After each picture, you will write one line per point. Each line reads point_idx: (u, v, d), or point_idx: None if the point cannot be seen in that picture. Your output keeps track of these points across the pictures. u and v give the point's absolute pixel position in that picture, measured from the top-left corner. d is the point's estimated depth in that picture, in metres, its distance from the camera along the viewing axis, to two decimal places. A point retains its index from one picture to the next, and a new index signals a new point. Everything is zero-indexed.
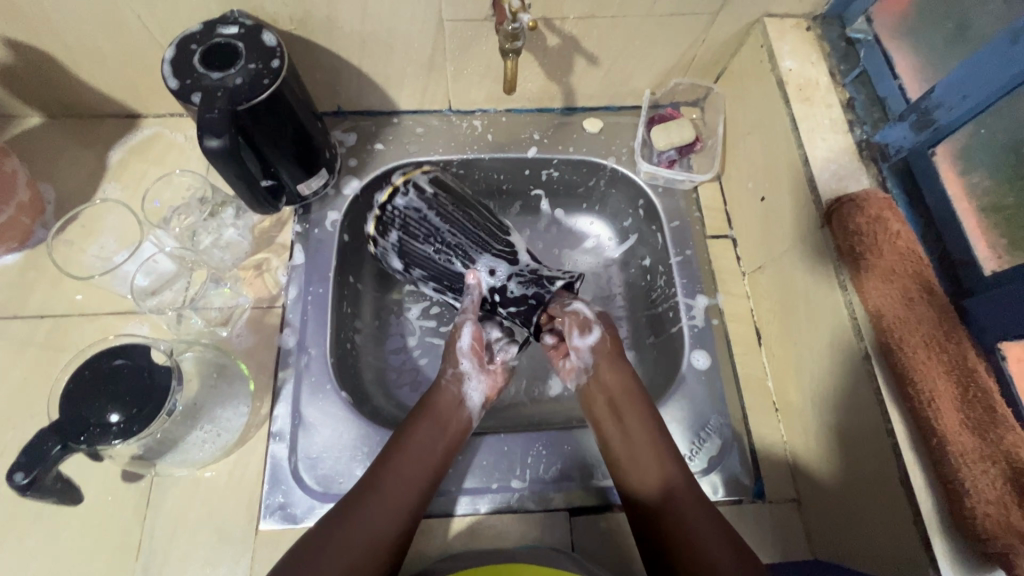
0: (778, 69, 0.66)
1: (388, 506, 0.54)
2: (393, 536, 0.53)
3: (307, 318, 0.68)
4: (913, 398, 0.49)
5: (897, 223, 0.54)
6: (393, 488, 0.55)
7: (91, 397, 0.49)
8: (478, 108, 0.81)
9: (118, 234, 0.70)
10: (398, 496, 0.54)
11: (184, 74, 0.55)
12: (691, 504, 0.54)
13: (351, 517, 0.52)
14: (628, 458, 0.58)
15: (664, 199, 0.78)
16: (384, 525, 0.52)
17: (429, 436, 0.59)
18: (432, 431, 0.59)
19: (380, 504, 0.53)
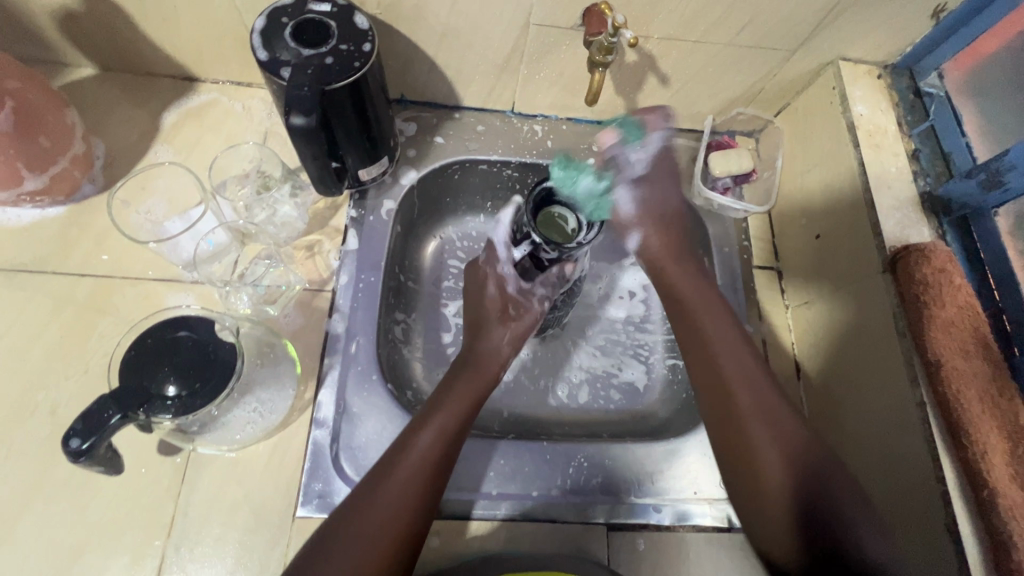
0: (849, 113, 0.68)
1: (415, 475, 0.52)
2: (417, 498, 0.51)
3: (356, 305, 0.66)
4: (968, 449, 0.51)
5: (958, 277, 0.56)
6: (419, 462, 0.53)
7: (153, 367, 0.48)
8: (540, 113, 0.81)
9: (166, 200, 0.67)
10: (425, 465, 0.52)
11: (274, 48, 0.54)
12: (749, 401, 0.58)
13: (389, 477, 0.51)
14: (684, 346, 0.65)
15: (714, 224, 0.78)
16: (411, 486, 0.51)
17: (457, 408, 0.57)
18: (470, 394, 0.59)
19: (406, 475, 0.52)
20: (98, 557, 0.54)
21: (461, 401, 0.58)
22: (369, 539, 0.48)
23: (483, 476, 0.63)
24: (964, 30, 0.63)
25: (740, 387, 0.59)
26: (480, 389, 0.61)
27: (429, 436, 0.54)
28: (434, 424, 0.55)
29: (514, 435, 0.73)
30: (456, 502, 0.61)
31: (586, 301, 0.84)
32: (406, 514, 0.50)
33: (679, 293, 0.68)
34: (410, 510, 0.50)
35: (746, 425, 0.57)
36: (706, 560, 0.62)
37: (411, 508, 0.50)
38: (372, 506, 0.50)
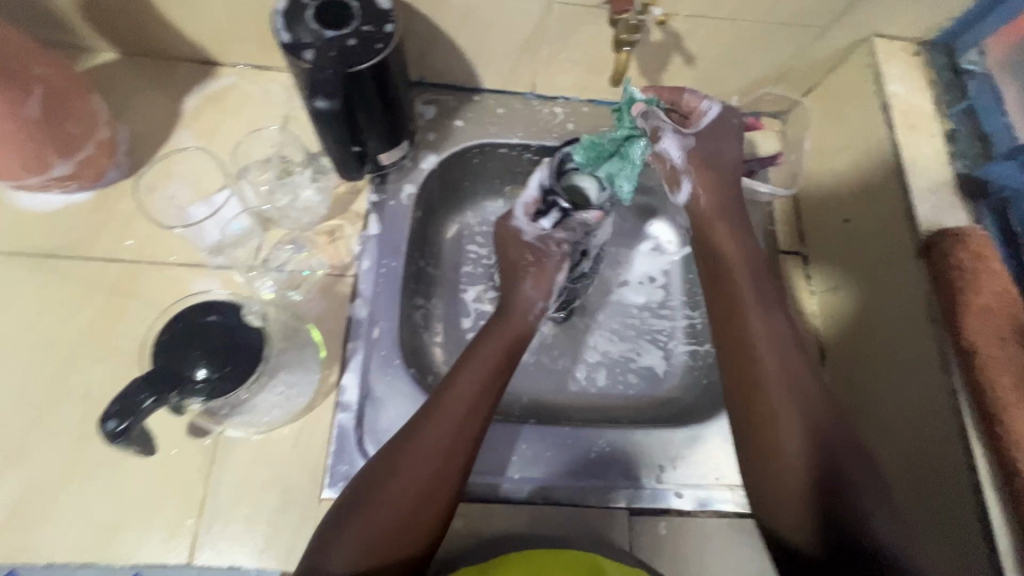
0: (884, 92, 0.65)
1: (463, 416, 0.54)
2: (456, 452, 0.52)
3: (379, 290, 0.67)
4: (1000, 438, 0.49)
5: (995, 262, 0.55)
6: (465, 401, 0.55)
7: (184, 350, 0.48)
8: (561, 95, 0.79)
9: (190, 186, 0.68)
10: (471, 406, 0.55)
11: (296, 29, 0.53)
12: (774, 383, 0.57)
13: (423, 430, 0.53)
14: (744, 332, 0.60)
15: (739, 208, 0.77)
16: (446, 441, 0.52)
17: (498, 350, 0.59)
18: (501, 346, 0.60)
19: (454, 412, 0.54)
20: (135, 535, 0.55)
21: (500, 344, 0.60)
22: (418, 468, 0.51)
23: (506, 460, 0.63)
24: (1009, 1, 0.60)
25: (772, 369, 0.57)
26: (514, 334, 0.62)
27: (473, 378, 0.56)
28: (477, 366, 0.57)
29: (535, 419, 0.74)
30: (480, 485, 0.61)
31: (604, 282, 0.84)
32: (455, 443, 0.53)
33: (732, 294, 0.62)
34: (448, 460, 0.52)
35: (784, 439, 0.54)
36: (727, 545, 0.62)
37: (462, 445, 0.53)
38: (422, 441, 0.52)
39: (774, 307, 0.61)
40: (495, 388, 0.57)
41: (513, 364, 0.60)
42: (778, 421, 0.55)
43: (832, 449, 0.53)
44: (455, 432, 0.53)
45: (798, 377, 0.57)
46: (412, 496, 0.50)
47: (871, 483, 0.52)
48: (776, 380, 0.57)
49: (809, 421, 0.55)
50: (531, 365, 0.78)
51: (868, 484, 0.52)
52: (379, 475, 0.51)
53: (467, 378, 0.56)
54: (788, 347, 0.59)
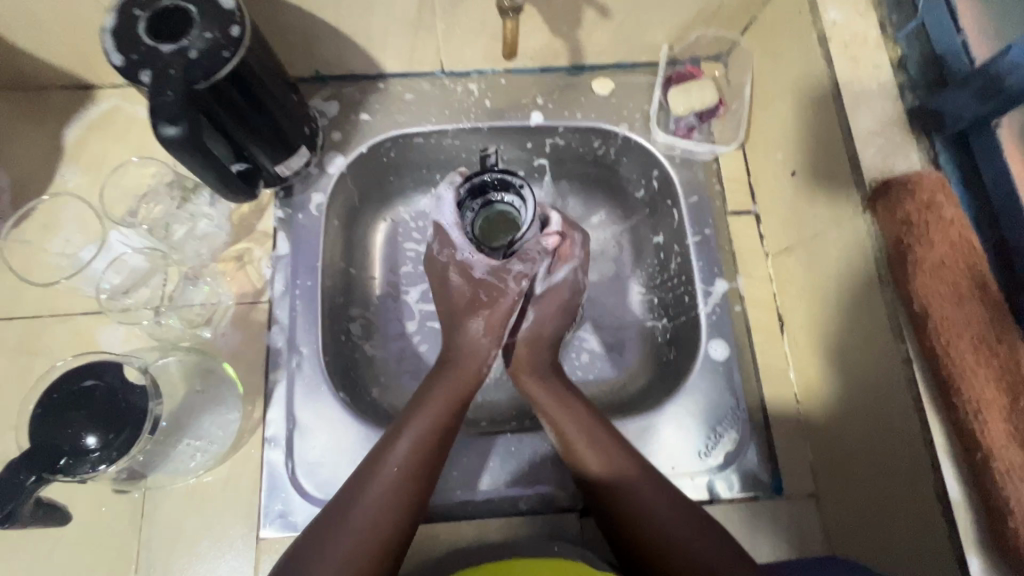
0: (820, 22, 0.57)
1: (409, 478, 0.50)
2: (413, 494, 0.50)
3: (297, 314, 0.63)
4: (959, 408, 0.44)
5: (950, 209, 0.48)
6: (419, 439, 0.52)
7: (63, 419, 0.46)
8: (473, 69, 0.72)
9: (81, 228, 0.63)
10: (424, 463, 0.51)
11: (129, 47, 0.47)
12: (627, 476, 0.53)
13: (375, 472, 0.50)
14: (580, 438, 0.55)
15: (681, 169, 0.71)
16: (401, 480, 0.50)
17: (458, 389, 0.56)
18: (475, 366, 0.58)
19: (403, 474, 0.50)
20: None
21: (461, 380, 0.57)
22: (368, 539, 0.47)
23: (451, 475, 0.61)
24: None
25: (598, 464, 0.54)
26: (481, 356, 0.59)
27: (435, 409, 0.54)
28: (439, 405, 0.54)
29: (488, 422, 0.69)
30: (423, 503, 0.59)
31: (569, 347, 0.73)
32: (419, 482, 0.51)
33: (519, 365, 0.60)
34: (405, 501, 0.50)
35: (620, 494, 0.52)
36: None
37: (416, 491, 0.50)
38: (367, 508, 0.48)
39: (553, 378, 0.59)
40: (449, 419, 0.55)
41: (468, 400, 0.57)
42: (584, 457, 0.54)
43: (652, 487, 0.53)
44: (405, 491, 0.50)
45: (613, 443, 0.55)
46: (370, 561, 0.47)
47: (686, 520, 0.51)
48: (577, 438, 0.55)
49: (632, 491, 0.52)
50: None
51: (668, 518, 0.51)
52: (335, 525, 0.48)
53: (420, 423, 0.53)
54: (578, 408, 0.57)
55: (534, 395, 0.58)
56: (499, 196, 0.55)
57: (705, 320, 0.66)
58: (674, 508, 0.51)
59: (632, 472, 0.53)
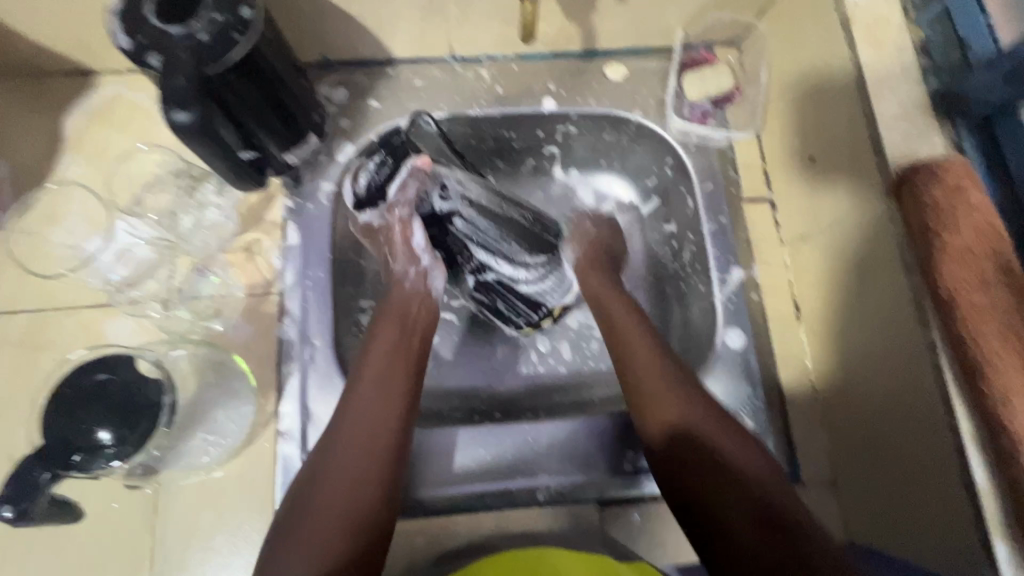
0: (842, 4, 0.56)
1: (368, 419, 0.50)
2: (381, 442, 0.49)
3: (308, 305, 0.61)
4: (987, 396, 0.44)
5: (976, 194, 0.47)
6: (371, 389, 0.51)
7: (76, 413, 0.45)
8: (484, 54, 0.70)
9: (85, 218, 0.62)
10: (379, 404, 0.50)
11: (136, 29, 0.45)
12: (679, 401, 0.52)
13: (339, 430, 0.49)
14: (649, 395, 0.53)
15: (696, 156, 0.70)
16: (363, 435, 0.49)
17: (394, 328, 0.56)
18: (400, 317, 0.57)
19: (357, 424, 0.49)
20: None
21: (394, 323, 0.56)
22: (341, 497, 0.46)
23: (468, 469, 0.60)
24: None
25: (662, 396, 0.52)
26: (414, 305, 0.58)
27: (378, 361, 0.53)
28: (379, 352, 0.54)
29: (501, 414, 0.68)
30: (442, 496, 0.59)
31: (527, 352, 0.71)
32: (378, 427, 0.49)
33: (619, 335, 0.57)
34: (371, 448, 0.48)
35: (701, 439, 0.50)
36: None
37: (382, 434, 0.49)
38: (332, 467, 0.47)
39: (638, 313, 0.59)
40: (400, 365, 0.53)
41: (416, 338, 0.56)
42: (654, 407, 0.52)
43: (717, 421, 0.51)
44: (365, 440, 0.48)
45: (680, 380, 0.53)
46: (345, 522, 0.45)
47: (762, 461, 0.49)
48: (647, 367, 0.54)
49: (686, 420, 0.51)
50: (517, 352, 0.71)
51: (742, 455, 0.49)
52: (311, 483, 0.47)
53: (371, 370, 0.52)
54: (657, 348, 0.55)
55: (623, 343, 0.56)
56: (387, 162, 0.60)
57: (722, 309, 0.65)
58: (749, 445, 0.50)
59: (698, 407, 0.52)
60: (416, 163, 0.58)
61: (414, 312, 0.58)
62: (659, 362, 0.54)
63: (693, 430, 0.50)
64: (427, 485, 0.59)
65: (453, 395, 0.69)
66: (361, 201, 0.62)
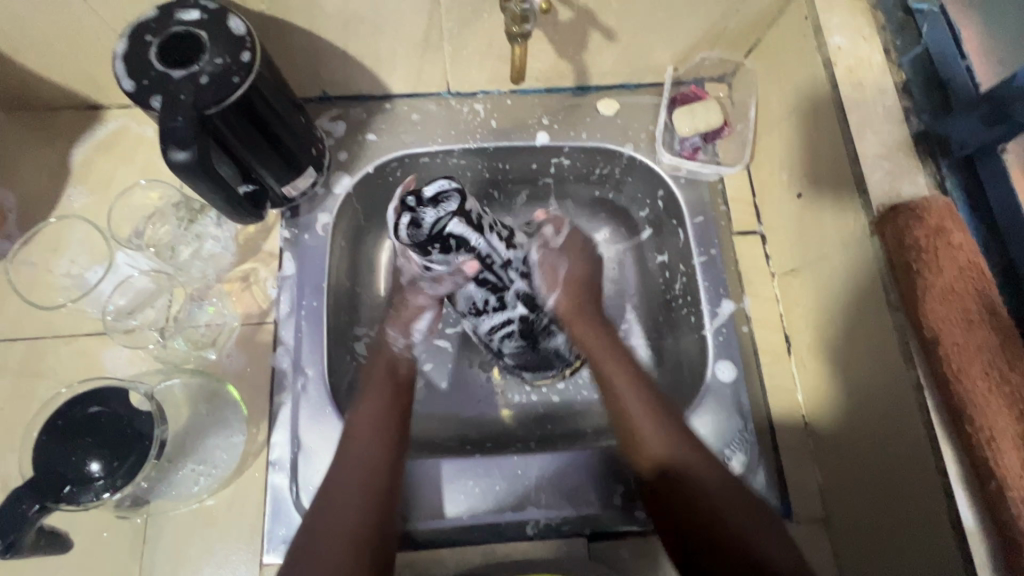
0: (825, 46, 0.57)
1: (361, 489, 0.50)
2: (376, 518, 0.50)
3: (302, 335, 0.62)
4: (972, 437, 0.44)
5: (958, 234, 0.48)
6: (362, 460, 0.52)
7: (65, 445, 0.45)
8: (480, 89, 0.72)
9: (87, 248, 0.63)
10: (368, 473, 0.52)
11: (140, 73, 0.47)
12: (650, 434, 0.55)
13: (331, 503, 0.50)
14: (650, 434, 0.54)
15: (687, 189, 0.71)
16: (360, 508, 0.49)
17: (383, 394, 0.57)
18: (388, 384, 0.58)
19: (359, 479, 0.51)
20: None
21: (382, 382, 0.58)
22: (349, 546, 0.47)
23: (455, 501, 0.60)
24: None
25: (646, 429, 0.55)
26: (400, 373, 0.60)
27: (367, 430, 0.54)
28: (372, 409, 0.56)
29: (492, 443, 0.68)
30: (428, 528, 0.58)
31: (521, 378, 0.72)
32: (372, 498, 0.50)
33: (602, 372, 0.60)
34: (366, 523, 0.49)
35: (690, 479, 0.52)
36: None
37: (376, 506, 0.50)
38: (327, 537, 0.47)
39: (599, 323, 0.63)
40: (391, 434, 0.55)
41: (403, 403, 0.58)
42: (643, 446, 0.55)
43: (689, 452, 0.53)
44: (367, 496, 0.50)
45: (653, 399, 0.57)
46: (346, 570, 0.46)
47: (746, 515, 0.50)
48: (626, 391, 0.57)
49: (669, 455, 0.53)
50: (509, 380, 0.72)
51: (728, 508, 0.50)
52: (307, 554, 0.46)
53: (359, 435, 0.54)
54: (633, 376, 0.59)
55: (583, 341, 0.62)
56: (446, 201, 0.50)
57: (712, 341, 0.66)
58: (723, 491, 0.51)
59: (684, 450, 0.54)
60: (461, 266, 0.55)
61: (400, 380, 0.59)
62: (634, 388, 0.58)
63: (681, 477, 0.52)
64: (414, 517, 0.59)
65: (445, 424, 0.69)
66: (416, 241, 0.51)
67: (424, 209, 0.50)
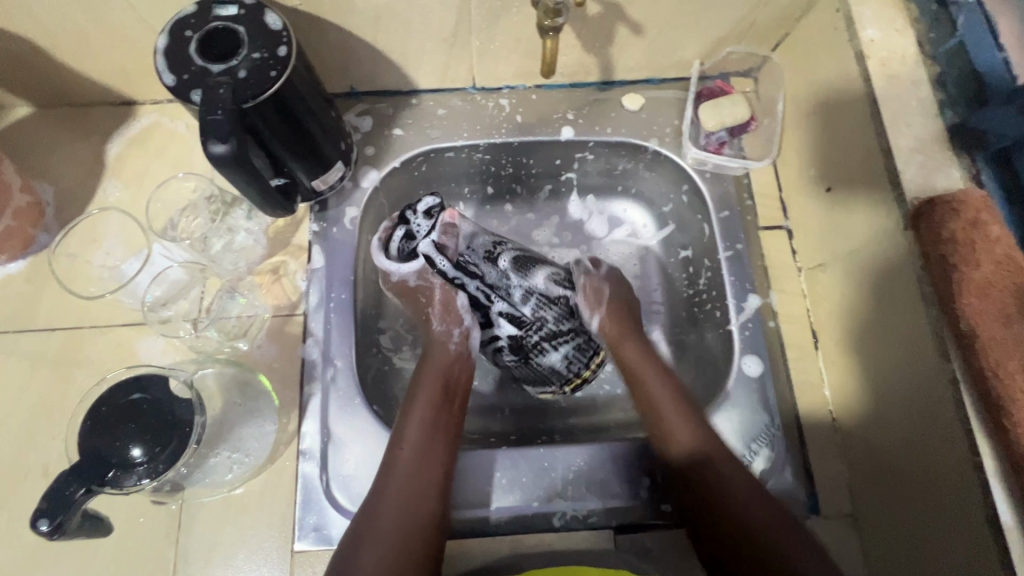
0: (857, 39, 0.57)
1: (414, 490, 0.52)
2: (430, 516, 0.51)
3: (330, 327, 0.63)
4: (1010, 432, 0.43)
5: (994, 229, 0.48)
6: (416, 459, 0.53)
7: (109, 431, 0.46)
8: (505, 84, 0.72)
9: (123, 241, 0.65)
10: (423, 472, 0.53)
11: (180, 67, 0.48)
12: (681, 432, 0.57)
13: (383, 500, 0.51)
14: (679, 433, 0.57)
15: (712, 184, 0.71)
16: (415, 506, 0.51)
17: (435, 393, 0.58)
18: (440, 381, 0.59)
19: (406, 482, 0.52)
20: None
21: (434, 383, 0.58)
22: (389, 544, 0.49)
23: (483, 491, 0.60)
24: None
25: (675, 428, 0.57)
26: (455, 369, 0.60)
27: (420, 428, 0.55)
28: (422, 412, 0.56)
29: (517, 436, 0.68)
30: (457, 518, 0.59)
31: None
32: (428, 498, 0.52)
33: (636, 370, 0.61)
34: (421, 521, 0.51)
35: (719, 477, 0.55)
36: None
37: (430, 504, 0.52)
38: (380, 534, 0.49)
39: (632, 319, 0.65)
40: (445, 435, 0.56)
41: (454, 403, 0.59)
42: (672, 438, 0.57)
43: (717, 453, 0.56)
44: (412, 501, 0.51)
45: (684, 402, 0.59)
46: (395, 562, 0.48)
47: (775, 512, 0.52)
48: (663, 400, 0.59)
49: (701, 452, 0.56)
50: None
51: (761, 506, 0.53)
52: (355, 546, 0.49)
53: (412, 432, 0.55)
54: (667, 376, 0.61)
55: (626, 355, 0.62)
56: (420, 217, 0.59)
57: (738, 336, 0.65)
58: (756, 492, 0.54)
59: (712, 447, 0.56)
60: (444, 220, 0.59)
61: (456, 379, 0.60)
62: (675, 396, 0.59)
63: (712, 475, 0.55)
64: None
65: (469, 416, 0.70)
66: (406, 254, 0.60)
67: (417, 220, 0.59)
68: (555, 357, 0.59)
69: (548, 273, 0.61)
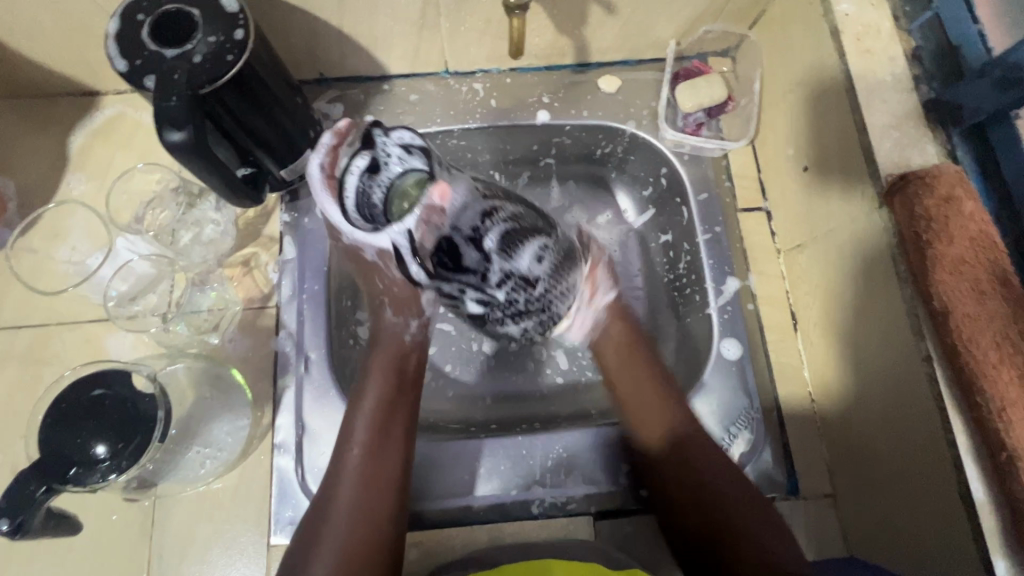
0: (832, 14, 0.56)
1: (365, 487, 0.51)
2: (384, 512, 0.51)
3: (303, 318, 0.62)
4: (982, 408, 0.43)
5: (970, 203, 0.47)
6: (365, 455, 0.53)
7: (70, 428, 0.46)
8: (479, 68, 0.71)
9: (88, 235, 0.63)
10: (372, 467, 0.52)
11: (133, 53, 0.47)
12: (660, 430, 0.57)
13: (337, 495, 0.51)
14: (647, 421, 0.58)
15: (690, 166, 0.70)
16: (368, 503, 0.51)
17: (385, 385, 0.57)
18: (389, 371, 0.58)
19: (359, 475, 0.52)
20: None
21: (384, 372, 0.58)
22: (343, 546, 0.48)
23: (461, 481, 0.60)
24: None
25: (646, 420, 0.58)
26: (403, 359, 0.60)
27: (370, 421, 0.54)
28: (372, 405, 0.55)
29: (497, 425, 0.68)
30: (435, 508, 0.59)
31: (524, 361, 0.71)
32: (378, 493, 0.52)
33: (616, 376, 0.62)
34: (373, 517, 0.50)
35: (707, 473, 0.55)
36: None
37: (383, 498, 0.51)
38: (333, 532, 0.49)
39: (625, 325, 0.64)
40: (396, 427, 0.55)
41: (406, 392, 0.58)
42: (647, 428, 0.58)
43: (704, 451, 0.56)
44: (366, 496, 0.51)
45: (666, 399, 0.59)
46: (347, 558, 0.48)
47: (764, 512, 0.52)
48: (641, 395, 0.59)
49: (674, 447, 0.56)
50: (513, 363, 0.71)
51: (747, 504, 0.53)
52: (309, 543, 0.49)
53: (363, 425, 0.54)
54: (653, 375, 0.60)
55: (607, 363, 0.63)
56: (387, 165, 0.55)
57: (717, 319, 0.65)
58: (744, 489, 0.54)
59: (691, 445, 0.56)
60: (432, 200, 0.55)
61: (406, 367, 0.59)
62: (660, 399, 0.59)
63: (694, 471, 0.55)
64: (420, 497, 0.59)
65: (449, 406, 0.69)
66: (362, 202, 0.55)
67: (383, 156, 0.55)
68: (513, 329, 0.64)
69: (534, 251, 0.59)
